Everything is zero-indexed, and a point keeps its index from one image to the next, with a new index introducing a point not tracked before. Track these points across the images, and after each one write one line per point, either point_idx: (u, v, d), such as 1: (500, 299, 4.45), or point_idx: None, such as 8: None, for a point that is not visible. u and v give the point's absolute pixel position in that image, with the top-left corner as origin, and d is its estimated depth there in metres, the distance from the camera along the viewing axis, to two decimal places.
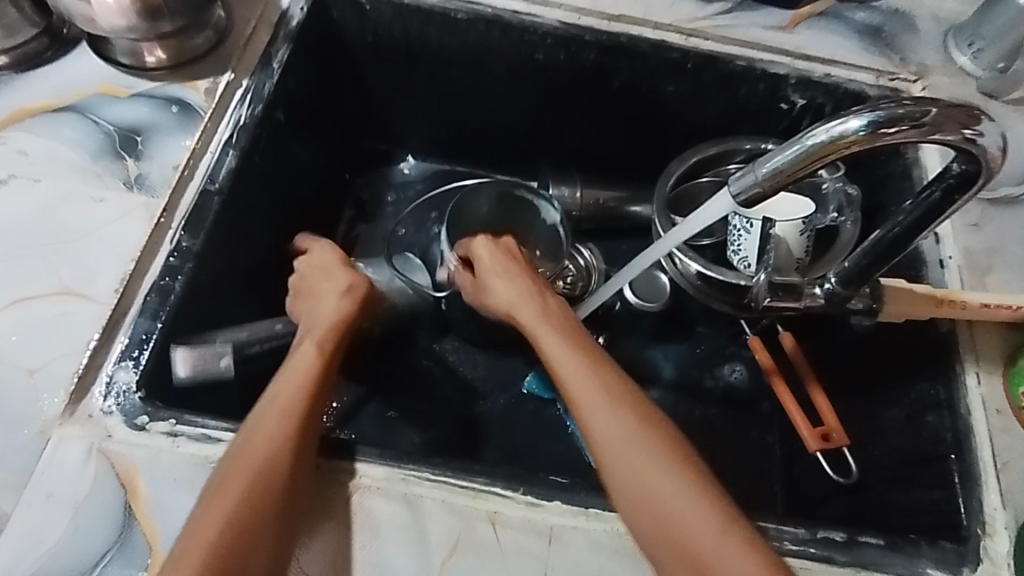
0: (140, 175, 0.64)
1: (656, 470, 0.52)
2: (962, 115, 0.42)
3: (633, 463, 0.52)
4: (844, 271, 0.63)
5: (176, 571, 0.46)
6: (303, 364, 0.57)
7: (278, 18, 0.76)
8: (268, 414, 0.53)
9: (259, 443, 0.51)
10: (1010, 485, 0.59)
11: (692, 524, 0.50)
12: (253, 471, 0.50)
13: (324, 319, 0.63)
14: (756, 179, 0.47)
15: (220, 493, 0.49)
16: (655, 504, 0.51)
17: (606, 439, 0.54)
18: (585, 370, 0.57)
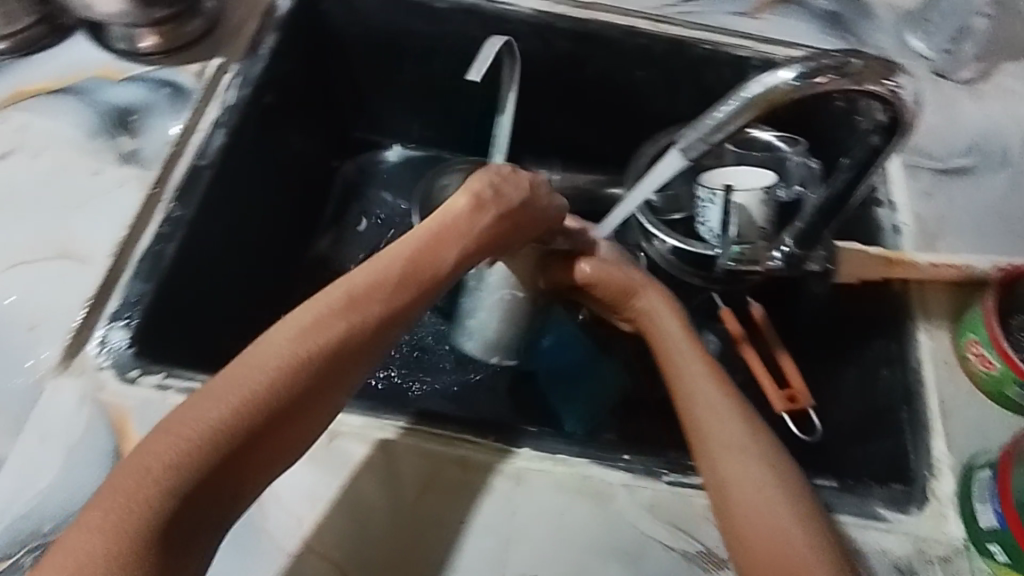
0: (134, 151, 0.68)
1: (742, 450, 0.55)
2: (881, 67, 0.46)
3: (720, 438, 0.56)
4: (798, 232, 0.67)
5: (183, 418, 0.48)
6: (395, 283, 0.56)
7: (266, 8, 0.81)
8: (338, 319, 0.52)
9: (317, 342, 0.51)
10: (955, 430, 0.63)
11: (755, 499, 0.53)
12: (291, 367, 0.50)
13: (449, 225, 0.61)
14: (701, 134, 0.51)
15: (254, 358, 0.50)
16: (728, 478, 0.54)
17: (700, 417, 0.58)
18: (695, 363, 0.62)
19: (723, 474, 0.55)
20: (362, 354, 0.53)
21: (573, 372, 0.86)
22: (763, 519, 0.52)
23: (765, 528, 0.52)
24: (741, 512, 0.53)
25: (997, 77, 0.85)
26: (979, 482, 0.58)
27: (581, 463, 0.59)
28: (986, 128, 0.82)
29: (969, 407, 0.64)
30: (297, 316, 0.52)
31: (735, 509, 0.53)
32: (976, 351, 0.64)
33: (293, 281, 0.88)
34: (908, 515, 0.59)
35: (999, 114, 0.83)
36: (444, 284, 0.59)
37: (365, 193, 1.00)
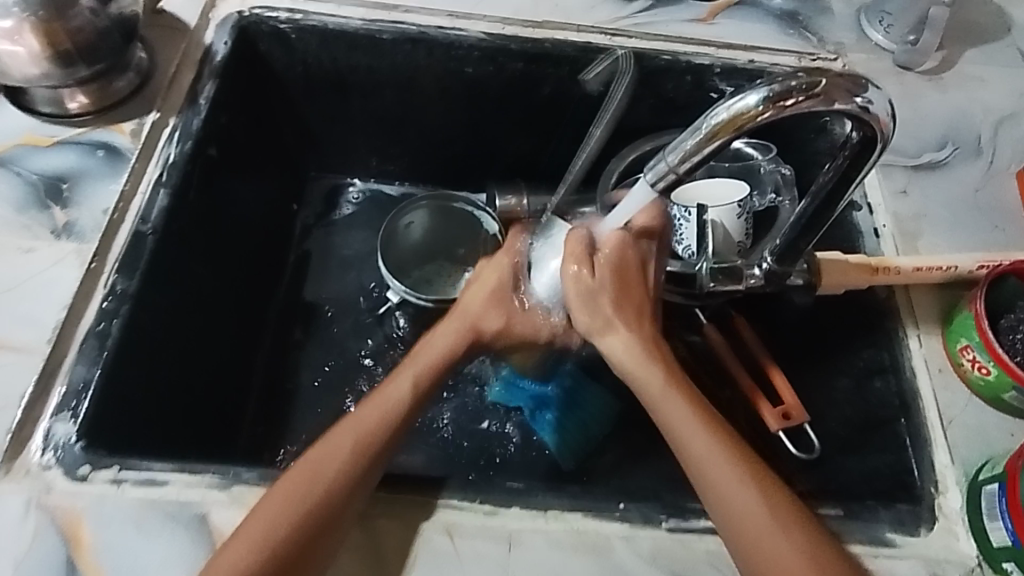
0: (69, 223, 0.64)
1: (758, 511, 0.51)
2: (848, 82, 0.44)
3: (733, 499, 0.52)
4: (777, 248, 0.64)
5: (237, 539, 0.49)
6: (391, 393, 0.57)
7: (202, 55, 0.77)
8: (341, 435, 0.54)
9: (327, 462, 0.52)
10: (956, 440, 0.61)
11: (782, 562, 0.50)
12: (307, 494, 0.50)
13: (462, 321, 0.62)
14: (667, 166, 0.48)
15: (273, 495, 0.51)
16: (755, 545, 0.51)
17: (711, 478, 0.53)
18: (694, 418, 0.55)
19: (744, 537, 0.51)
20: (375, 463, 0.53)
21: (558, 405, 0.84)
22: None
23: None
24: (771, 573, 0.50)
25: (959, 65, 0.84)
26: (986, 498, 0.56)
27: (574, 517, 0.55)
28: (954, 118, 0.80)
29: (969, 414, 0.62)
30: (344, 431, 0.54)
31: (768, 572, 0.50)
32: (969, 356, 0.62)
33: (258, 335, 0.84)
34: (918, 537, 0.57)
35: (965, 102, 0.81)
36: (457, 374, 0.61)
37: (327, 234, 0.95)
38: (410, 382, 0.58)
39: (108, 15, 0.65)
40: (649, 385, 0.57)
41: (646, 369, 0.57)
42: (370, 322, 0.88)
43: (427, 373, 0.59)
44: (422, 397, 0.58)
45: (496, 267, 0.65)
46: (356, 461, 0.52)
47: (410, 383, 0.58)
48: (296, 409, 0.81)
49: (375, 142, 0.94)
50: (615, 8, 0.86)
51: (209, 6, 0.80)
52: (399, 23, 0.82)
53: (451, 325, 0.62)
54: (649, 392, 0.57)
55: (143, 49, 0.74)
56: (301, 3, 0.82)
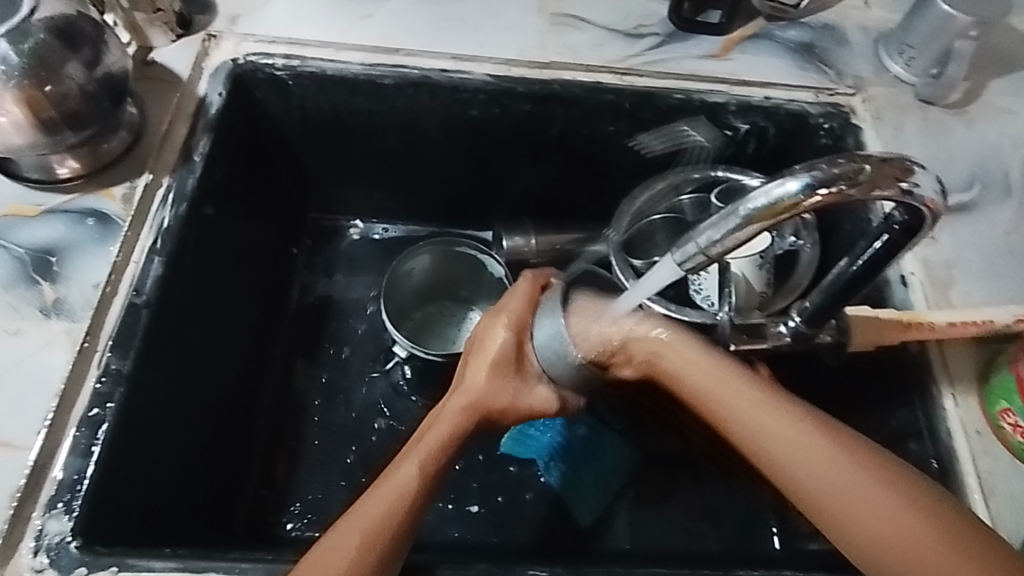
0: (58, 301, 0.61)
1: (919, 534, 0.43)
2: (896, 168, 0.40)
3: (888, 530, 0.44)
4: (807, 310, 0.60)
5: None
6: (396, 479, 0.53)
7: (196, 108, 0.73)
8: (349, 529, 0.49)
9: (340, 560, 0.48)
10: (998, 509, 0.58)
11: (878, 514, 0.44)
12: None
13: (462, 398, 0.59)
14: (698, 249, 0.45)
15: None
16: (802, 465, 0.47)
17: (856, 513, 0.45)
18: (817, 451, 0.47)
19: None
20: (388, 560, 0.49)
21: (575, 456, 0.81)
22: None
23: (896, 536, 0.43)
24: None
25: (983, 97, 0.81)
26: None
27: None
28: (980, 154, 0.77)
29: (1008, 479, 0.59)
30: (350, 520, 0.50)
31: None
32: (1011, 420, 0.59)
33: (259, 394, 0.81)
34: None
35: (991, 137, 0.78)
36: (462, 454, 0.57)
37: (329, 280, 0.92)
38: (418, 466, 0.54)
39: (95, 78, 0.61)
40: (750, 423, 0.50)
41: (739, 403, 0.50)
42: (375, 374, 0.85)
43: (434, 459, 0.55)
44: (432, 482, 0.54)
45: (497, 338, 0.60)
46: (372, 558, 0.48)
47: (416, 467, 0.54)
48: (304, 469, 0.79)
49: (377, 185, 0.91)
50: (625, 45, 0.82)
51: (202, 54, 0.77)
52: (401, 66, 0.78)
53: (454, 404, 0.59)
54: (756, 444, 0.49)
55: (133, 104, 0.71)
56: (297, 47, 0.78)
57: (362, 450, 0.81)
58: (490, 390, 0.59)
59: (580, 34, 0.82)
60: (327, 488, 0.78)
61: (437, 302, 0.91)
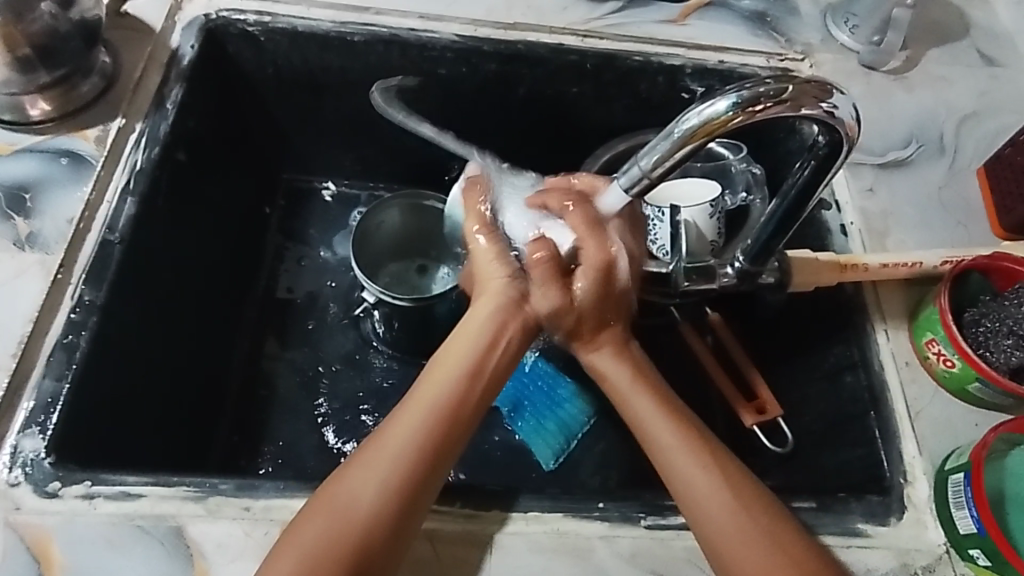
0: (32, 234, 0.62)
1: (710, 483, 0.55)
2: (816, 89, 0.47)
3: (696, 479, 0.55)
4: (748, 248, 0.65)
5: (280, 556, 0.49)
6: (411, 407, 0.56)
7: (168, 58, 0.75)
8: (367, 453, 0.54)
9: (364, 486, 0.52)
10: (924, 432, 0.63)
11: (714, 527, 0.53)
12: (333, 508, 0.51)
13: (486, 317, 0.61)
14: (641, 170, 0.50)
15: (309, 516, 0.51)
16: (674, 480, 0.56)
17: (688, 492, 0.55)
18: (672, 441, 0.58)
19: (708, 525, 0.53)
20: (419, 481, 0.52)
21: (536, 406, 0.80)
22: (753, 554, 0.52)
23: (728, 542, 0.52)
24: (722, 543, 0.52)
25: (923, 65, 0.86)
26: (952, 487, 0.57)
27: (555, 518, 0.56)
28: (919, 116, 0.82)
29: (934, 405, 0.64)
30: (371, 448, 0.54)
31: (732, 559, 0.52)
32: (935, 349, 0.63)
33: (231, 343, 0.82)
34: (889, 527, 0.58)
35: (929, 101, 0.83)
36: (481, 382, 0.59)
37: (301, 236, 0.94)
38: (443, 391, 0.57)
39: (70, 19, 0.63)
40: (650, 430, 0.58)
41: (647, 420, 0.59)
42: (345, 327, 0.87)
43: (456, 386, 0.57)
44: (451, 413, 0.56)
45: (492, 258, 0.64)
46: (392, 476, 0.52)
47: (434, 392, 0.57)
48: (274, 415, 0.80)
49: (348, 145, 0.92)
50: (588, 9, 0.85)
51: (175, 7, 0.78)
52: (371, 23, 0.81)
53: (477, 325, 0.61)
54: (624, 402, 0.61)
55: (106, 52, 0.72)
56: (270, 4, 0.80)
57: (331, 397, 0.82)
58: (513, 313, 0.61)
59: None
60: (295, 431, 0.79)
61: (408, 258, 0.93)
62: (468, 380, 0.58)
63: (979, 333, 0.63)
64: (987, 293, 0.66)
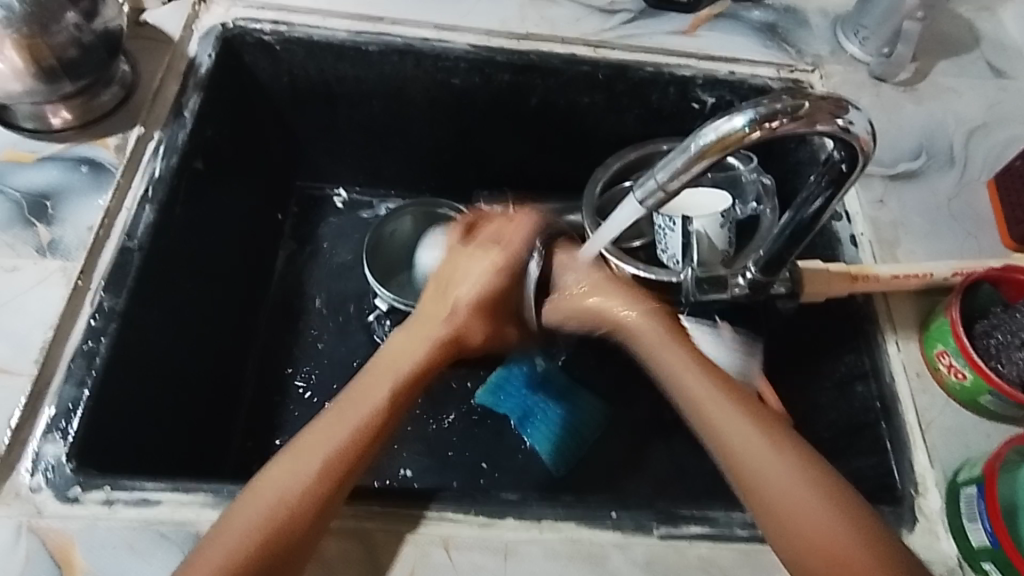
0: (53, 241, 0.63)
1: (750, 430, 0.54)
2: (831, 105, 0.48)
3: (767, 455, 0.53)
4: (761, 258, 0.65)
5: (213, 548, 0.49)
6: (354, 406, 0.58)
7: (187, 67, 0.76)
8: (310, 451, 0.54)
9: (299, 473, 0.53)
10: (935, 443, 0.63)
11: (796, 501, 0.51)
12: (272, 497, 0.51)
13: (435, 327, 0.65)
14: (657, 184, 0.51)
15: (243, 503, 0.51)
16: (751, 455, 0.53)
17: (767, 467, 0.52)
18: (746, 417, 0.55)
19: (750, 475, 0.53)
20: (350, 472, 0.54)
21: (546, 413, 0.82)
22: (799, 503, 0.51)
23: (803, 514, 0.50)
24: (785, 506, 0.51)
25: (932, 77, 0.86)
26: (965, 499, 0.58)
27: (569, 526, 0.56)
28: (929, 128, 0.83)
29: (945, 416, 0.64)
30: (310, 442, 0.55)
31: (783, 513, 0.51)
32: (946, 361, 0.64)
33: (244, 349, 0.83)
34: (900, 538, 0.58)
35: (939, 113, 0.84)
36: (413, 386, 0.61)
37: (313, 243, 0.94)
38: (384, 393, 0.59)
39: (93, 30, 0.64)
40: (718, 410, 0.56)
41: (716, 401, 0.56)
42: (357, 332, 0.88)
43: (398, 390, 0.60)
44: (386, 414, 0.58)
45: (479, 270, 0.67)
46: (327, 471, 0.53)
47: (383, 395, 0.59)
48: (287, 420, 0.81)
49: (360, 153, 0.93)
50: (600, 20, 0.86)
51: (193, 17, 0.79)
52: (385, 33, 0.81)
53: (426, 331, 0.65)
54: (675, 372, 0.59)
55: (126, 61, 0.74)
56: (286, 14, 0.81)
57: None
58: (460, 326, 0.65)
59: (557, 10, 0.86)
60: None
61: None
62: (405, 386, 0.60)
63: (991, 345, 0.63)
64: (998, 304, 0.66)
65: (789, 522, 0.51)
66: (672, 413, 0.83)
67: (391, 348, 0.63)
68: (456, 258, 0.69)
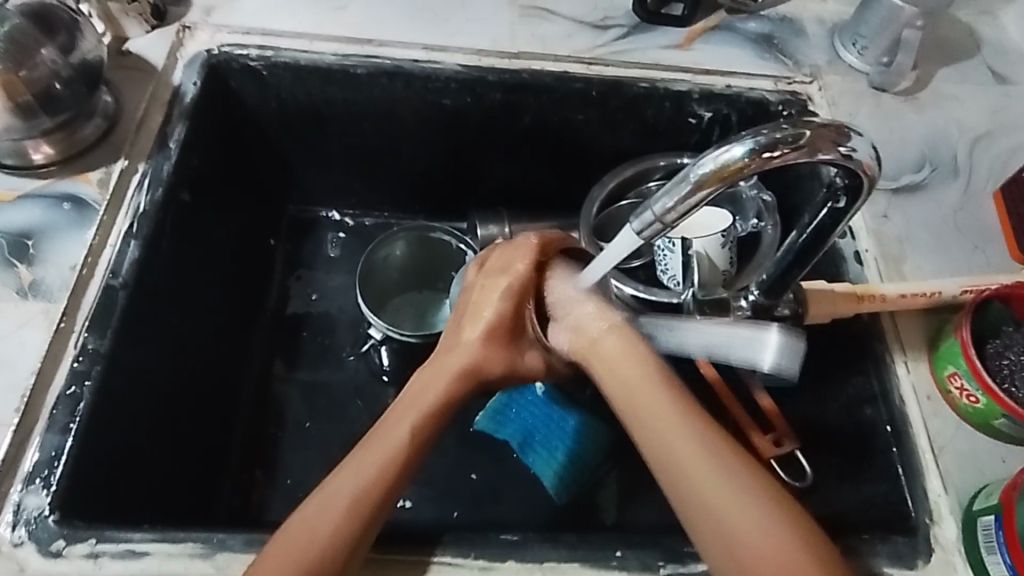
0: (35, 282, 0.62)
1: (714, 477, 0.52)
2: (834, 133, 0.46)
3: (733, 503, 0.50)
4: (764, 282, 0.63)
5: None
6: (386, 441, 0.55)
7: (171, 97, 0.74)
8: (341, 485, 0.52)
9: (329, 512, 0.51)
10: (948, 469, 0.61)
11: (766, 550, 0.48)
12: (303, 539, 0.49)
13: (457, 362, 0.62)
14: (654, 216, 0.49)
15: (272, 547, 0.50)
16: (714, 499, 0.51)
17: (725, 515, 0.50)
18: (712, 454, 0.53)
19: (738, 549, 0.49)
20: (378, 514, 0.52)
21: (546, 438, 0.79)
22: (781, 551, 0.48)
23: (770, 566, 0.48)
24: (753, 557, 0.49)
25: (933, 86, 0.85)
26: (982, 529, 0.56)
27: (572, 568, 0.54)
28: (932, 139, 0.81)
29: (957, 439, 0.62)
30: (338, 483, 0.53)
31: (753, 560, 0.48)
32: (958, 383, 0.62)
33: (237, 381, 0.81)
34: (916, 570, 0.56)
35: (942, 123, 0.82)
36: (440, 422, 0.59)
37: (306, 268, 0.93)
38: (407, 429, 0.56)
39: (70, 63, 0.63)
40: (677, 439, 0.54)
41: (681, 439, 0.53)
42: (352, 360, 0.86)
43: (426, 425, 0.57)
44: (419, 449, 0.56)
45: (491, 296, 0.64)
46: (359, 510, 0.51)
47: (408, 427, 0.56)
48: (282, 453, 0.80)
49: (352, 176, 0.91)
50: (592, 36, 0.84)
51: (177, 44, 0.77)
52: (374, 55, 0.79)
53: (446, 365, 0.62)
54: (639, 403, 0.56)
55: (108, 92, 0.72)
56: (272, 38, 0.79)
57: (340, 434, 0.81)
58: (472, 361, 0.62)
59: (549, 26, 0.84)
60: (302, 470, 0.78)
61: (415, 288, 0.91)
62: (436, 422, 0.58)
63: (1004, 365, 0.62)
64: (1008, 323, 0.64)
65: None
66: None
67: (412, 386, 0.61)
68: (473, 287, 0.66)
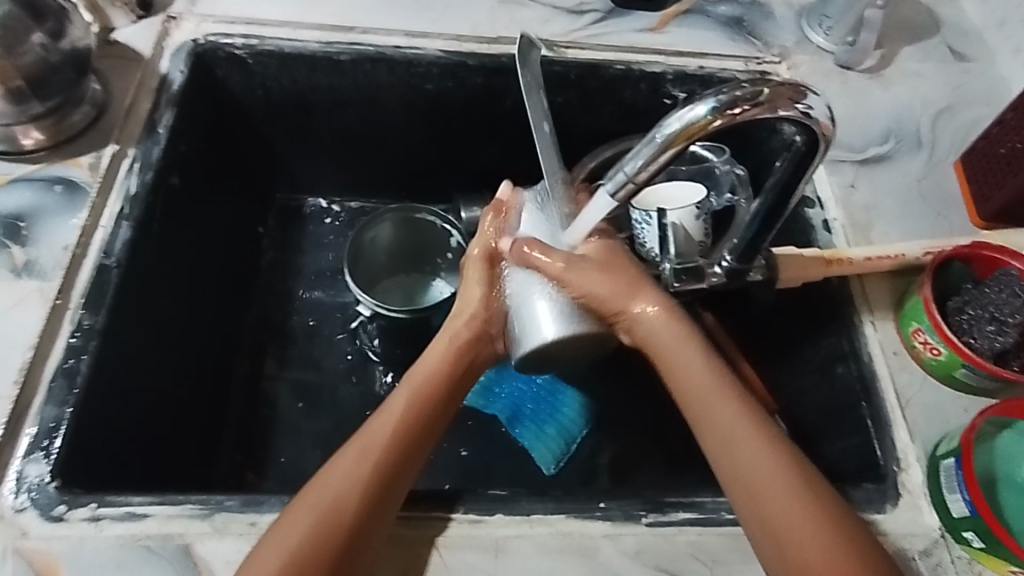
0: (29, 262, 0.63)
1: (763, 456, 0.55)
2: (792, 91, 0.49)
3: (761, 469, 0.54)
4: (735, 247, 0.66)
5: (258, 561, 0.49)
6: (391, 413, 0.59)
7: (158, 84, 0.76)
8: (350, 453, 0.55)
9: (341, 480, 0.53)
10: (915, 419, 0.64)
11: (789, 511, 0.52)
12: (316, 506, 0.52)
13: (459, 329, 0.67)
14: (626, 176, 0.53)
15: (291, 513, 0.52)
16: (746, 469, 0.55)
17: (752, 481, 0.54)
18: (746, 429, 0.56)
19: (767, 514, 0.53)
20: (389, 484, 0.54)
21: (536, 411, 0.81)
22: (801, 514, 0.52)
23: (795, 525, 0.52)
24: (777, 522, 0.52)
25: (897, 63, 0.88)
26: (945, 472, 0.59)
27: (559, 519, 0.57)
28: (896, 113, 0.84)
29: (923, 392, 0.65)
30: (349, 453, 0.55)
31: (779, 523, 0.52)
32: (922, 338, 0.65)
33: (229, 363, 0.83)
34: (885, 514, 0.59)
35: (904, 98, 0.85)
36: (446, 399, 0.62)
37: (294, 254, 0.94)
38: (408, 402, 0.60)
39: (61, 49, 0.64)
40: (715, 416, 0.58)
41: (721, 415, 0.57)
42: (343, 341, 0.88)
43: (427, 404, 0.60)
44: (422, 424, 0.59)
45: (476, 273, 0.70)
46: (371, 475, 0.54)
47: (407, 398, 0.60)
48: (276, 431, 0.81)
49: (338, 164, 0.94)
50: (568, 21, 0.87)
51: (163, 34, 0.79)
52: (357, 42, 0.82)
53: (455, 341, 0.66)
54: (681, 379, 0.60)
55: (96, 81, 0.73)
56: (256, 27, 0.81)
57: (332, 412, 0.83)
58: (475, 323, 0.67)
59: (527, 12, 0.87)
60: (295, 447, 0.80)
61: (402, 271, 0.93)
62: (436, 403, 0.61)
63: (963, 320, 0.64)
64: (969, 281, 0.68)
65: (775, 536, 0.52)
66: (659, 406, 0.85)
67: (421, 363, 0.64)
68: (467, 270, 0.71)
